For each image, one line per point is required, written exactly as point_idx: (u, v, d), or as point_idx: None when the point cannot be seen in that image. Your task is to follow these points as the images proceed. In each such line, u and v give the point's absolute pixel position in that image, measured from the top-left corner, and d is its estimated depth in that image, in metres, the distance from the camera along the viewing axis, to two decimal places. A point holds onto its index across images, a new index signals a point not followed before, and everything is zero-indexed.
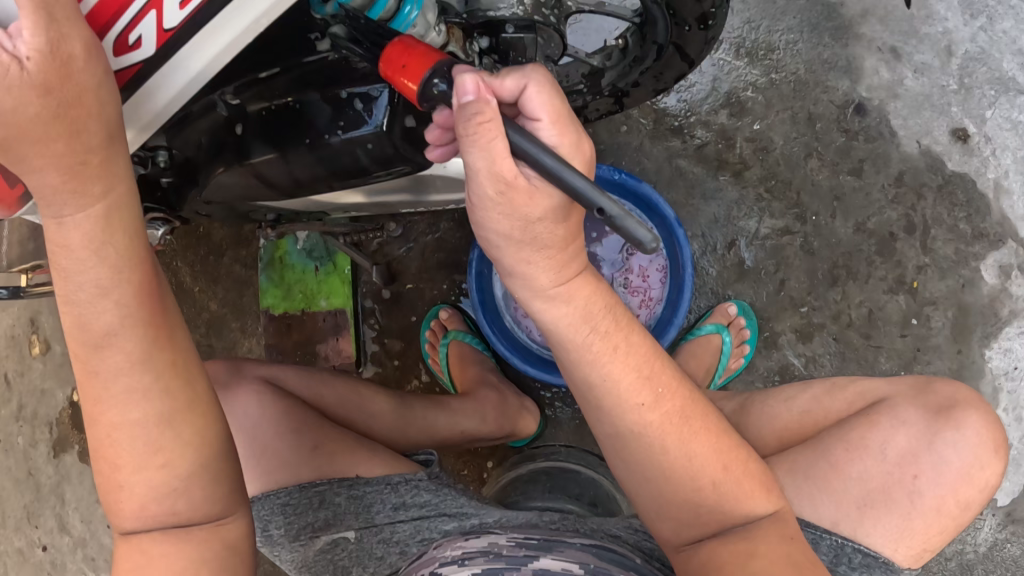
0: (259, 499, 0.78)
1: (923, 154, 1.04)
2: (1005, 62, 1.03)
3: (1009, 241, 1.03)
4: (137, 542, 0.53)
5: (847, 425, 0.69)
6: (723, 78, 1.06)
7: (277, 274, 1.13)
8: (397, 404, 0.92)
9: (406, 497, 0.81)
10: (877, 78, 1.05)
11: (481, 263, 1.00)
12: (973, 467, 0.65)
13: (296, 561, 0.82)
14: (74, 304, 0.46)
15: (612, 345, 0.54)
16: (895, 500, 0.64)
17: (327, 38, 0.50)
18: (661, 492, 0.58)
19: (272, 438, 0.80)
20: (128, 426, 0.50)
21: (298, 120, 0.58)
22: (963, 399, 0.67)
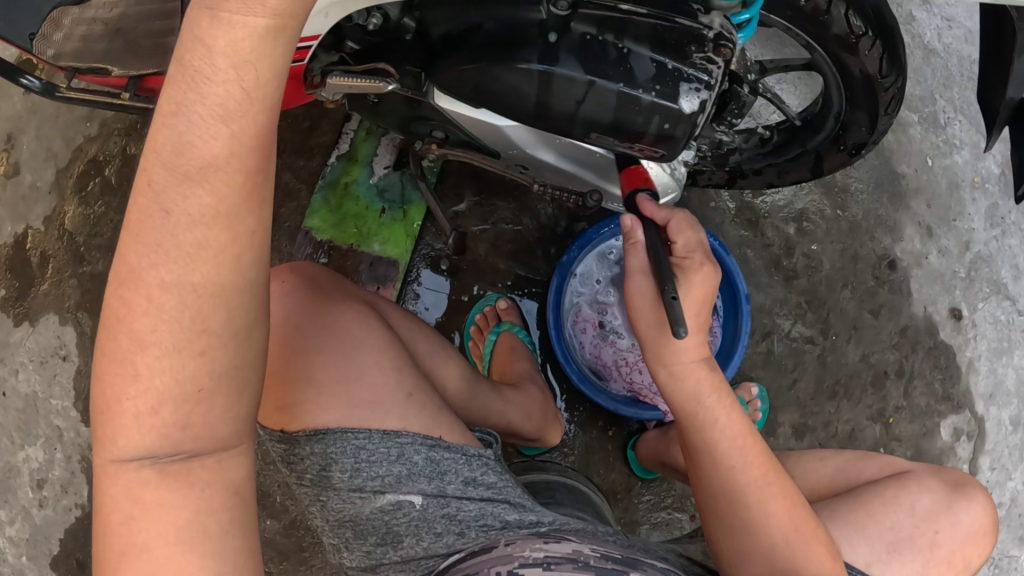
0: (333, 434, 0.74)
1: (926, 318, 1.22)
2: (1003, 270, 1.24)
3: (966, 411, 1.21)
4: (133, 464, 0.48)
5: (880, 484, 0.81)
6: (800, 198, 1.21)
7: (335, 200, 1.14)
8: (469, 378, 0.92)
9: (476, 475, 0.80)
10: (911, 245, 1.23)
11: (569, 270, 1.04)
12: (982, 530, 0.79)
13: (343, 514, 0.77)
14: (181, 114, 0.44)
15: (721, 402, 0.70)
16: (919, 547, 0.76)
17: (705, 9, 0.58)
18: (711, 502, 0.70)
19: (366, 358, 0.79)
20: (184, 289, 0.46)
21: (619, 67, 0.60)
22: (972, 482, 0.82)
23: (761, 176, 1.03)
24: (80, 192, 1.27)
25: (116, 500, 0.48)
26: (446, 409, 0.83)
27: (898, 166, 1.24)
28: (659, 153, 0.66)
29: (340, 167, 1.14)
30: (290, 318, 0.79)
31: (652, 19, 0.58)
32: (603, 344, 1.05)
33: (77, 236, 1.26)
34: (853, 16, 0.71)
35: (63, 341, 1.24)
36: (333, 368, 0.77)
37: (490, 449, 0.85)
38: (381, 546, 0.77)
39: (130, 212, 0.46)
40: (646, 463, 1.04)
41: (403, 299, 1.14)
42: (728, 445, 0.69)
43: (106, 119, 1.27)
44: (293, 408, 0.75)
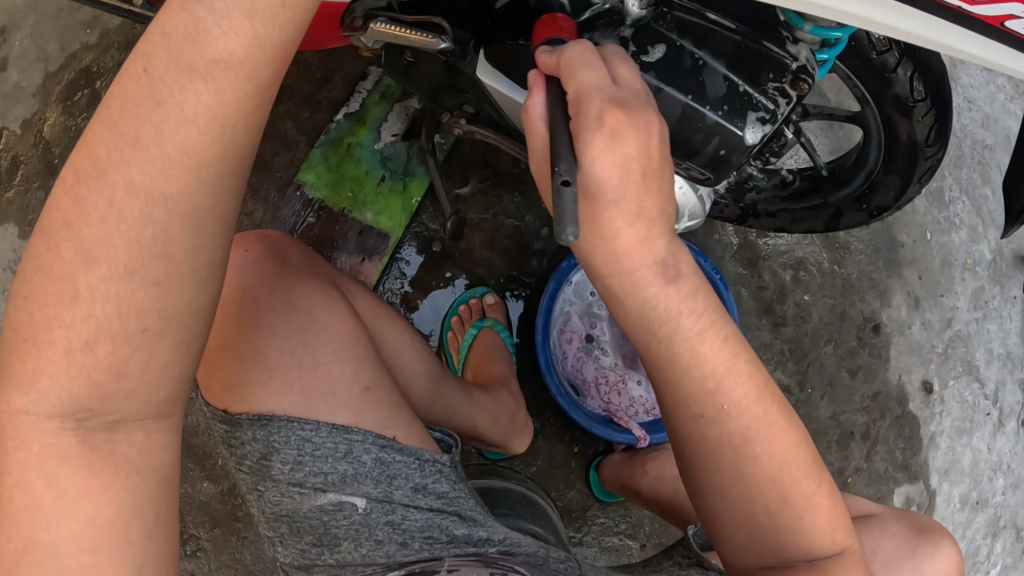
0: (277, 422, 0.69)
1: (899, 386, 1.24)
2: (978, 353, 1.26)
3: (920, 482, 1.23)
4: (53, 424, 0.48)
5: None
6: (801, 247, 1.21)
7: (334, 159, 1.08)
8: (435, 375, 0.86)
9: (428, 481, 0.75)
10: (898, 312, 1.25)
11: (564, 277, 1.00)
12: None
13: (279, 507, 0.72)
14: (205, 8, 0.44)
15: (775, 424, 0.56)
16: None
17: (794, 42, 0.60)
18: (744, 527, 0.59)
19: (326, 343, 0.74)
20: (152, 198, 0.45)
21: (691, 78, 0.61)
22: (936, 526, 0.86)
23: (772, 220, 1.04)
24: (66, 101, 1.18)
25: (27, 469, 0.47)
26: (406, 408, 0.77)
27: (898, 234, 1.25)
28: (703, 176, 0.65)
29: (345, 125, 1.09)
30: (252, 288, 0.73)
31: (739, 37, 0.61)
32: (586, 358, 1.02)
33: (52, 147, 1.18)
34: (917, 80, 0.76)
35: (19, 257, 1.17)
36: (291, 349, 0.72)
37: (450, 454, 0.80)
38: (316, 547, 0.72)
39: (113, 103, 0.45)
40: (608, 486, 1.02)
41: (386, 275, 1.08)
42: (768, 478, 0.56)
43: (107, 29, 1.19)
44: (239, 388, 0.70)
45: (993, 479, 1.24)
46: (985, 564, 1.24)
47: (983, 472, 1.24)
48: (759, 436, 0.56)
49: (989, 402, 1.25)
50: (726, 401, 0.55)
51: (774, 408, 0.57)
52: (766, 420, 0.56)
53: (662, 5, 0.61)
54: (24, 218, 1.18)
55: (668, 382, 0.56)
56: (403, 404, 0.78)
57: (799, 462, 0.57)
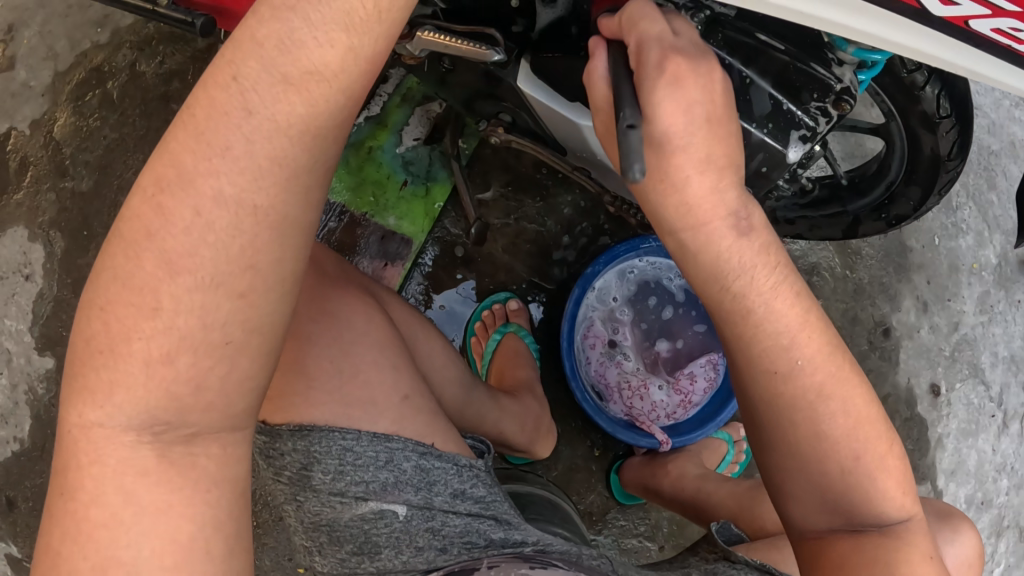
0: (317, 432, 0.69)
1: (907, 389, 1.27)
2: (984, 356, 1.29)
3: (926, 482, 1.26)
4: (129, 437, 0.51)
5: None
6: (812, 253, 1.23)
7: (356, 162, 1.08)
8: (466, 381, 0.86)
9: (465, 486, 0.75)
10: (906, 316, 1.27)
11: (590, 279, 1.00)
12: (967, 567, 0.84)
13: (318, 517, 0.71)
14: (298, 18, 0.47)
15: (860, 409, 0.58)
16: None
17: (840, 65, 0.61)
18: (812, 491, 0.60)
19: (364, 352, 0.74)
20: (240, 209, 0.48)
21: (740, 96, 0.63)
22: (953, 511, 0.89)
23: (793, 226, 1.07)
24: (76, 101, 1.17)
25: (102, 486, 0.50)
26: (442, 415, 0.78)
27: (907, 239, 1.28)
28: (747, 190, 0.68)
29: (366, 128, 1.08)
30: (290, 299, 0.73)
31: (787, 57, 0.61)
32: (609, 364, 1.02)
33: (62, 147, 1.17)
34: (944, 98, 0.77)
35: (29, 260, 1.16)
36: (330, 359, 0.72)
37: (483, 460, 0.80)
38: (356, 556, 0.71)
39: (203, 117, 0.48)
40: (629, 488, 1.03)
41: (408, 280, 1.08)
42: (838, 441, 0.57)
43: (118, 29, 1.17)
44: (279, 399, 0.70)
45: (997, 479, 1.27)
46: (989, 562, 1.27)
47: (988, 473, 1.27)
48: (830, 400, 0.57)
49: (993, 404, 1.28)
50: (798, 358, 0.56)
51: (847, 373, 0.58)
52: (841, 386, 0.57)
53: (711, 23, 0.62)
54: (33, 221, 1.16)
55: (746, 339, 0.57)
56: (437, 412, 0.78)
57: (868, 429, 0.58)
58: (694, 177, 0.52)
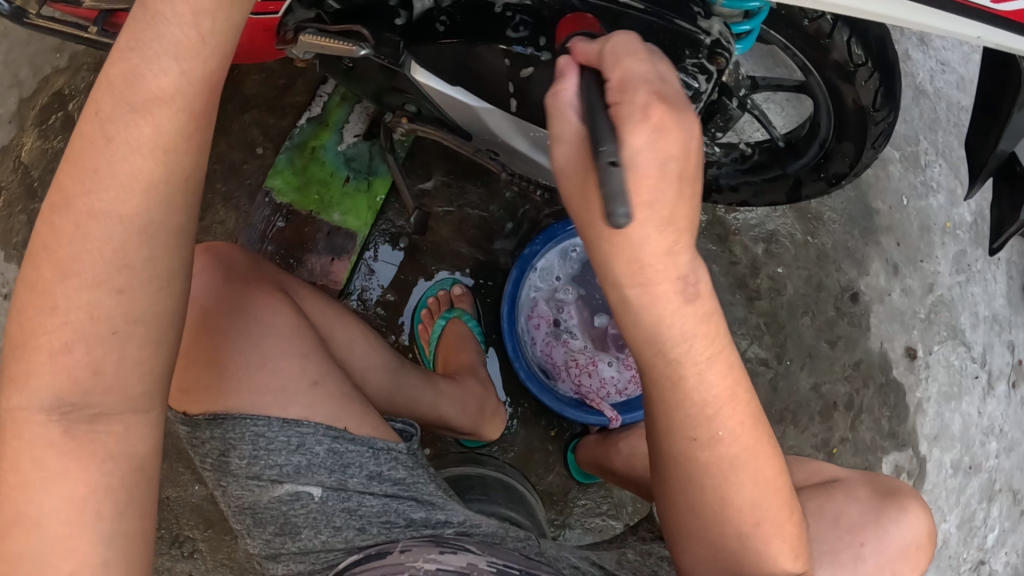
0: (230, 420, 0.72)
1: (881, 354, 1.23)
2: (963, 317, 1.25)
3: (909, 449, 1.22)
4: (40, 416, 0.51)
5: (806, 495, 0.85)
6: (771, 220, 1.20)
7: (300, 163, 1.11)
8: (394, 367, 0.89)
9: (383, 468, 0.78)
10: (876, 280, 1.24)
11: (528, 263, 1.00)
12: (911, 546, 0.81)
13: (241, 501, 0.76)
14: (134, 53, 0.47)
15: (743, 437, 0.56)
16: (843, 561, 0.78)
17: (709, 17, 0.60)
18: (687, 509, 0.61)
19: (274, 343, 0.77)
20: (111, 220, 0.48)
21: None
22: (905, 490, 0.86)
23: (736, 194, 1.02)
24: (41, 126, 1.22)
25: (17, 456, 0.51)
26: (359, 400, 0.80)
27: (873, 201, 1.24)
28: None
29: (309, 130, 1.12)
30: (199, 298, 0.76)
31: (650, 17, 0.60)
32: (556, 343, 1.03)
33: (30, 170, 1.22)
34: (856, 44, 0.74)
35: (5, 279, 1.21)
36: (242, 350, 0.75)
37: (409, 443, 0.82)
38: (279, 537, 0.76)
39: (77, 138, 0.49)
40: (584, 467, 1.02)
41: (355, 273, 1.11)
42: (737, 484, 0.57)
43: (78, 53, 1.22)
44: (194, 391, 0.73)
45: (985, 443, 1.23)
46: (981, 529, 1.22)
47: (975, 437, 1.23)
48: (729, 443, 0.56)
49: (976, 365, 1.24)
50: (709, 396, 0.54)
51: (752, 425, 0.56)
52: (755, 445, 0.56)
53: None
54: (5, 242, 1.21)
55: (634, 333, 0.51)
56: (356, 397, 0.80)
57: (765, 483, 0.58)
58: (651, 234, 0.46)
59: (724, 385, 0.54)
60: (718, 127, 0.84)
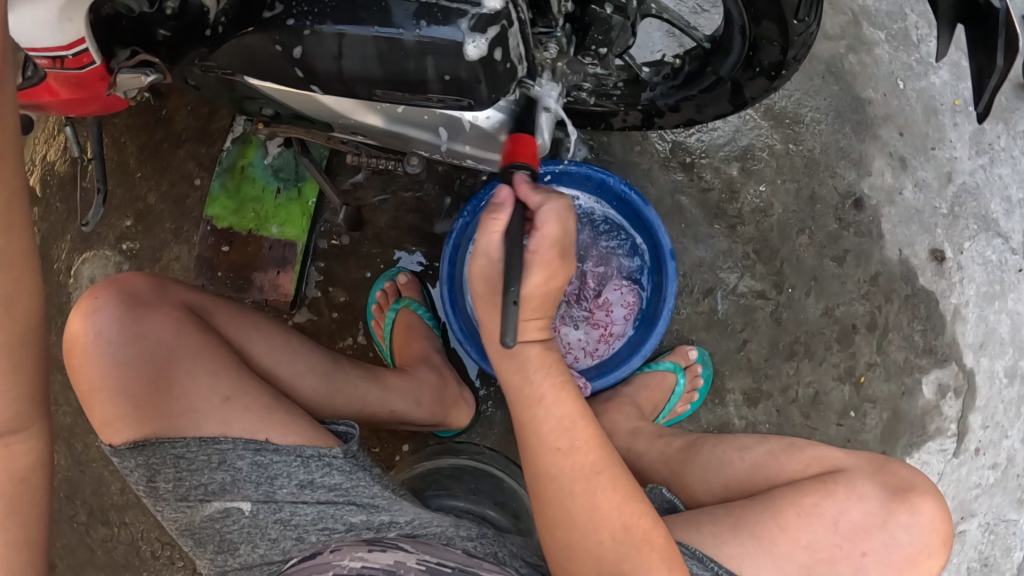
0: (150, 446, 0.71)
1: (901, 262, 1.08)
2: (993, 203, 1.08)
3: (952, 364, 1.08)
4: None
5: (802, 487, 0.70)
6: (744, 132, 1.04)
7: (233, 185, 1.09)
8: (324, 366, 0.86)
9: (315, 476, 0.75)
10: (881, 180, 1.07)
11: (463, 236, 0.93)
12: (920, 554, 0.69)
13: (179, 523, 0.75)
14: None
15: (575, 447, 0.67)
16: (839, 570, 0.67)
17: None
18: (566, 526, 0.65)
19: (186, 359, 0.74)
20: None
21: (373, 5, 0.56)
22: (920, 485, 0.71)
23: (680, 112, 0.89)
24: None
25: None
26: (281, 406, 0.76)
27: (862, 91, 1.07)
28: (466, 103, 0.62)
29: (235, 150, 1.09)
30: (104, 330, 0.73)
31: None
32: None
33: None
34: None
35: None
36: (149, 376, 0.72)
37: (348, 444, 0.77)
38: (220, 554, 0.75)
39: None
40: None
41: (304, 280, 1.08)
42: (584, 477, 0.65)
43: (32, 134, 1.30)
44: (110, 423, 0.72)
45: None
46: None
47: None
48: (599, 513, 0.64)
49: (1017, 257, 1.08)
50: (557, 450, 0.67)
51: (621, 489, 0.65)
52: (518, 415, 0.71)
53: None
54: None
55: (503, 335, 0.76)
56: (282, 403, 0.77)
57: (659, 549, 0.64)
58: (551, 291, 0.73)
59: (561, 408, 0.69)
60: (597, 42, 0.69)
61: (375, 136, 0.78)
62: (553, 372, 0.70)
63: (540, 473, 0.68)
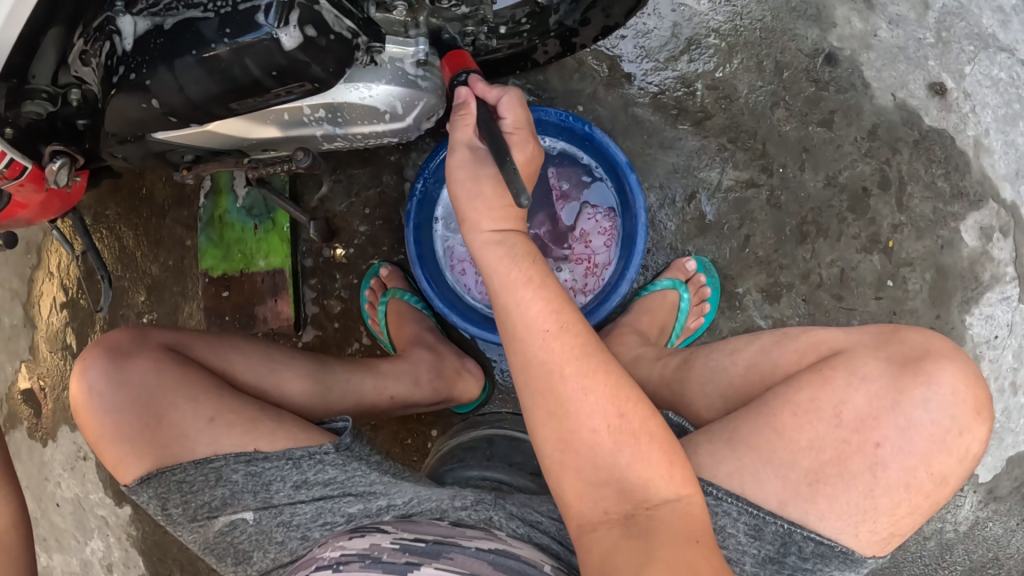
0: (153, 477, 0.74)
1: (898, 107, 0.98)
2: (984, 18, 0.97)
3: (990, 202, 0.98)
4: None
5: (798, 384, 0.67)
6: (684, 24, 0.99)
7: (216, 234, 1.08)
8: (313, 372, 0.87)
9: (309, 475, 0.75)
10: (849, 28, 0.98)
11: (420, 216, 0.94)
12: (948, 432, 0.63)
13: (199, 542, 0.78)
14: None
15: (563, 323, 0.58)
16: (853, 472, 0.63)
17: None
18: (555, 416, 0.57)
19: (171, 396, 0.75)
20: None
21: (187, 33, 0.62)
22: (935, 351, 0.65)
23: (592, 23, 0.90)
24: (40, 314, 1.31)
25: None
26: (269, 415, 0.77)
27: None
28: (311, 86, 0.67)
29: (211, 201, 1.08)
30: (96, 385, 0.75)
31: None
32: None
33: (55, 352, 1.30)
34: None
35: (79, 446, 1.29)
36: (138, 414, 0.74)
37: (341, 437, 0.78)
38: (239, 565, 0.78)
39: None
40: None
41: (301, 302, 1.07)
42: (568, 368, 0.57)
43: (42, 245, 1.30)
44: (121, 464, 0.75)
45: None
46: None
47: None
48: (591, 400, 0.56)
49: None
50: (546, 331, 0.58)
51: (620, 376, 0.58)
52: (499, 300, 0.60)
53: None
54: (60, 417, 1.30)
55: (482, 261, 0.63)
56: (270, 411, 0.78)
57: (660, 442, 0.57)
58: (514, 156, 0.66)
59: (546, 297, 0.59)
60: None
61: (281, 148, 0.81)
62: (537, 259, 0.61)
63: (525, 358, 0.58)
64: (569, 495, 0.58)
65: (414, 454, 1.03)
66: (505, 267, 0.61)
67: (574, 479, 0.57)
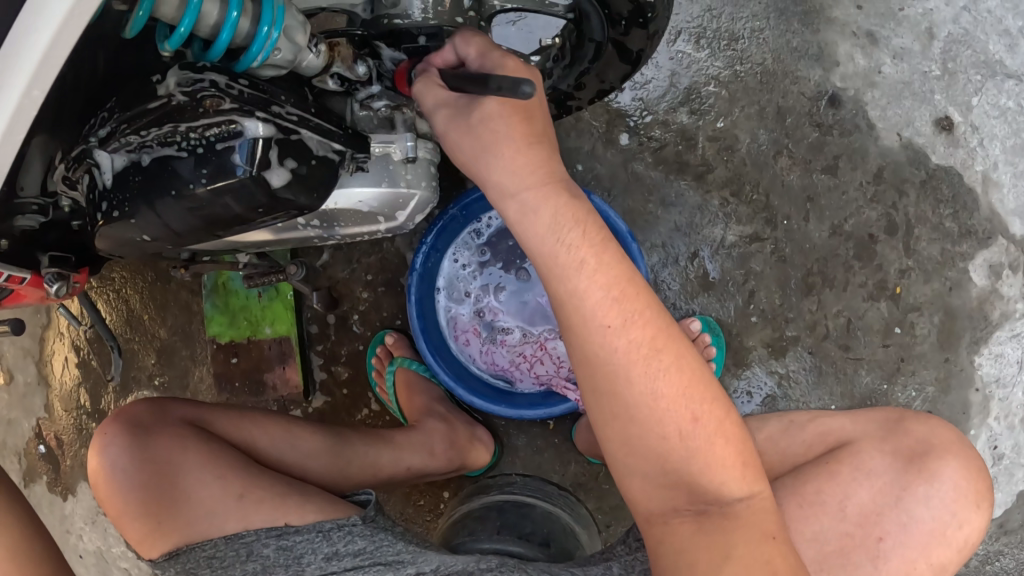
0: (184, 552, 0.72)
1: (904, 146, 0.95)
2: (991, 44, 0.94)
3: (999, 239, 0.95)
4: None
5: (803, 476, 0.68)
6: (682, 73, 0.96)
7: (221, 301, 1.06)
8: (329, 446, 0.87)
9: (339, 546, 0.73)
10: (852, 65, 0.95)
11: (422, 289, 0.93)
12: (948, 526, 0.64)
13: None
14: None
15: (624, 317, 0.53)
16: (856, 564, 0.63)
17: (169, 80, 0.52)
18: (621, 422, 0.54)
19: (193, 473, 0.76)
20: None
21: (164, 173, 0.55)
22: (939, 446, 0.67)
23: (586, 87, 0.87)
24: (54, 373, 1.33)
25: None
26: (296, 491, 0.78)
27: None
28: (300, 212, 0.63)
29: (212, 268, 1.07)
30: (117, 462, 0.75)
31: (163, 100, 0.52)
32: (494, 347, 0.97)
33: (69, 411, 1.32)
34: None
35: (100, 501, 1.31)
36: (165, 487, 0.74)
37: (365, 512, 0.79)
38: None
39: None
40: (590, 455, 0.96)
41: (309, 372, 1.08)
42: (637, 366, 0.53)
43: (49, 305, 1.31)
44: (145, 540, 0.74)
45: None
46: None
47: None
48: (662, 407, 0.53)
49: None
50: (608, 329, 0.53)
51: (688, 371, 0.54)
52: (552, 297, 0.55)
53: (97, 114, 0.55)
54: (79, 473, 1.32)
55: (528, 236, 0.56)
56: (292, 489, 0.78)
57: (733, 443, 0.54)
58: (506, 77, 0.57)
59: (601, 282, 0.53)
60: None
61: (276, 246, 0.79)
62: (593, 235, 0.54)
63: (589, 358, 0.54)
64: (635, 490, 0.56)
65: (429, 514, 1.05)
66: (551, 243, 0.54)
67: (642, 494, 0.55)
